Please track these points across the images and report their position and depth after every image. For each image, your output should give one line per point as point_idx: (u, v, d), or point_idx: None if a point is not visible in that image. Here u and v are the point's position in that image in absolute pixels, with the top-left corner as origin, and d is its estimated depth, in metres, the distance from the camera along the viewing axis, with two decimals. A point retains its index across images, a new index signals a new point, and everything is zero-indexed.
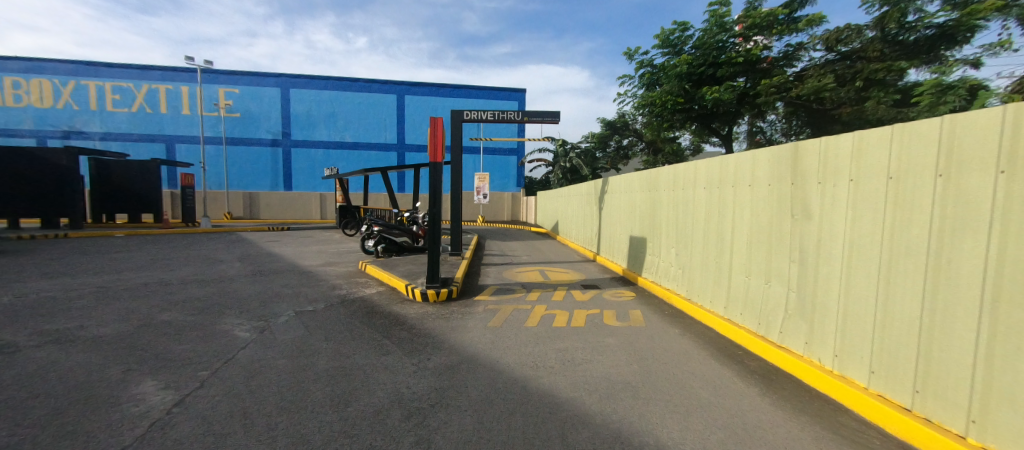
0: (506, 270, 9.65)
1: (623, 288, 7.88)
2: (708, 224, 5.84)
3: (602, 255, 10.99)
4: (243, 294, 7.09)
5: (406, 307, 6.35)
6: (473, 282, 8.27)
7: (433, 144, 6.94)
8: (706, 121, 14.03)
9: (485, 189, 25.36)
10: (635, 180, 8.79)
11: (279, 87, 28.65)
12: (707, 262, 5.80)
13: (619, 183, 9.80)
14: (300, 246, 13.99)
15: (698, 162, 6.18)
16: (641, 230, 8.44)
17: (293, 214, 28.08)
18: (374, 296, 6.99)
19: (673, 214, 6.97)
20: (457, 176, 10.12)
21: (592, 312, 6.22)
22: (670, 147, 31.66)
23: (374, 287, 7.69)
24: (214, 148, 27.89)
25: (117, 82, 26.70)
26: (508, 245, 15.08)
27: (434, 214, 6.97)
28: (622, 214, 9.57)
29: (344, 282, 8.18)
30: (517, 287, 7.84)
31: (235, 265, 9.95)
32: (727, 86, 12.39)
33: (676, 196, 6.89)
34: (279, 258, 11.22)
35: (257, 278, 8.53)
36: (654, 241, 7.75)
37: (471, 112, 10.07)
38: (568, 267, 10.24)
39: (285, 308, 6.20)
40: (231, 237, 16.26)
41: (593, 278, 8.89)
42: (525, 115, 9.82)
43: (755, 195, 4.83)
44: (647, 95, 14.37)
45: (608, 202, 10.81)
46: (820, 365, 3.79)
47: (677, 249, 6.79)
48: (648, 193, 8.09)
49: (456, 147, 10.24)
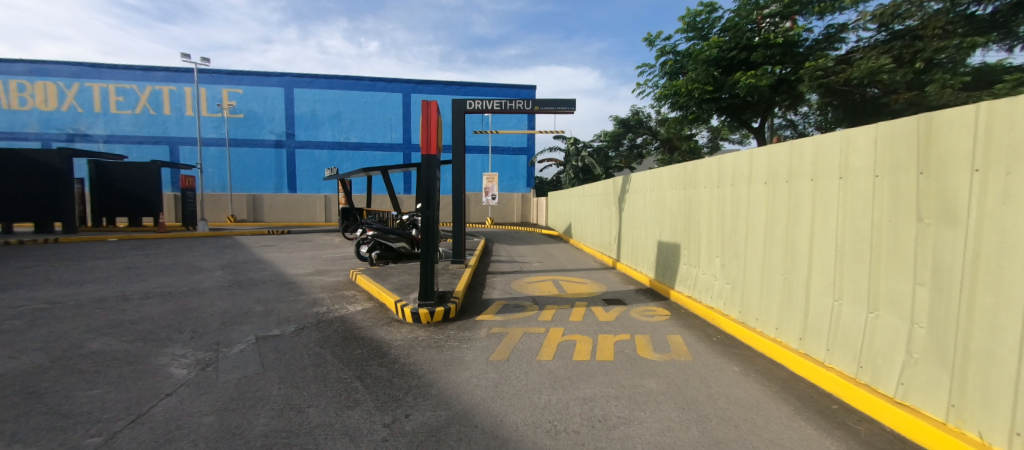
0: (516, 280, 8.48)
1: (653, 303, 6.68)
2: (771, 230, 4.64)
3: (623, 262, 9.82)
4: (205, 311, 5.99)
5: (392, 331, 5.21)
6: (476, 295, 7.12)
7: (426, 132, 5.74)
8: (736, 113, 12.72)
9: (494, 189, 24.30)
10: (664, 176, 7.63)
11: (283, 86, 27.90)
12: (771, 277, 4.61)
13: (644, 180, 8.60)
14: (294, 252, 12.93)
15: (755, 151, 4.97)
16: (672, 234, 7.27)
17: (298, 216, 27.23)
18: (357, 315, 5.85)
19: (718, 216, 5.76)
20: (460, 173, 8.98)
21: (622, 339, 5.01)
22: (687, 145, 30.51)
23: (361, 303, 6.56)
24: (218, 150, 27.20)
25: (120, 84, 26.16)
26: (518, 249, 13.93)
27: (429, 216, 5.81)
28: (647, 216, 8.38)
29: (329, 295, 7.07)
30: (528, 303, 6.66)
31: (214, 275, 8.89)
32: (763, 72, 10.98)
33: (720, 194, 5.70)
34: (265, 266, 10.14)
35: (231, 290, 7.43)
36: (690, 248, 6.58)
37: (475, 101, 8.90)
38: (585, 276, 9.03)
39: (245, 333, 5.07)
40: (225, 243, 15.33)
41: (616, 289, 7.70)
42: (536, 103, 8.64)
43: (848, 191, 3.60)
44: (669, 84, 13.05)
45: (629, 203, 9.63)
46: (980, 442, 2.56)
47: (724, 259, 5.59)
48: (681, 191, 6.90)
49: (459, 142, 9.09)
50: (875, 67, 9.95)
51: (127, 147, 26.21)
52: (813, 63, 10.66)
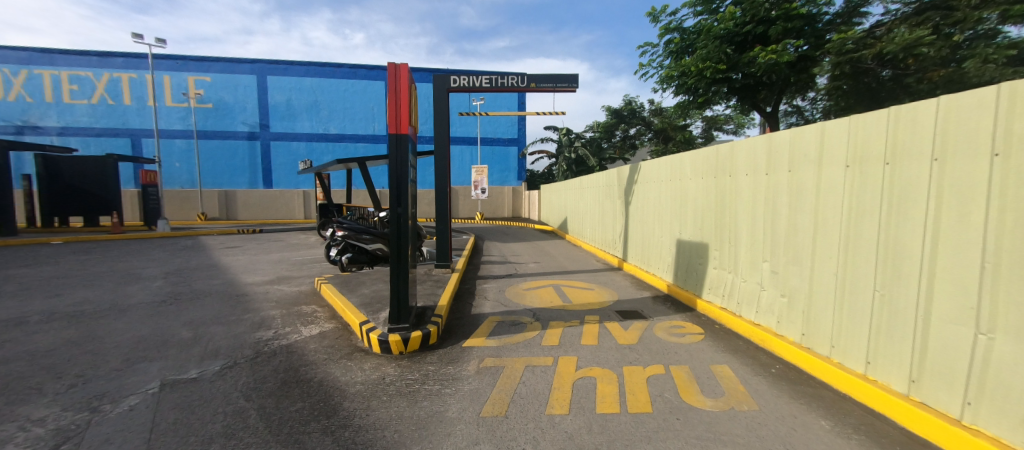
0: (511, 287, 7.24)
1: (678, 316, 5.49)
2: (858, 229, 3.47)
3: (632, 263, 8.65)
4: (112, 341, 4.65)
5: (353, 368, 3.93)
6: (465, 310, 5.86)
7: (393, 105, 4.38)
8: (749, 95, 11.50)
9: (483, 183, 23.00)
10: (685, 164, 6.43)
11: (255, 74, 26.14)
12: (858, 293, 3.46)
13: (658, 169, 7.42)
14: (258, 255, 11.51)
15: (827, 125, 3.80)
16: (697, 233, 6.08)
17: (274, 214, 25.66)
18: (311, 343, 4.56)
19: (767, 210, 4.58)
20: (444, 163, 7.71)
21: (656, 374, 3.79)
22: (681, 135, 29.71)
23: (320, 324, 5.25)
24: (185, 143, 25.36)
25: (74, 71, 24.23)
26: (510, 247, 12.70)
27: (401, 214, 4.48)
28: (662, 210, 7.20)
29: (282, 313, 5.73)
30: (528, 319, 5.41)
31: (151, 287, 7.49)
32: (784, 47, 9.80)
33: (771, 183, 4.52)
34: (218, 273, 8.73)
35: (162, 308, 6.06)
36: (723, 249, 5.42)
37: (460, 78, 7.52)
38: (589, 281, 7.84)
39: (148, 377, 3.74)
40: (186, 244, 13.85)
41: (630, 298, 6.51)
42: (531, 80, 7.40)
43: (1015, 173, 2.44)
44: (675, 64, 11.85)
45: (638, 195, 8.43)
46: None
47: (776, 264, 4.45)
48: (710, 180, 5.73)
49: (442, 127, 7.73)
50: (911, 39, 8.86)
51: (85, 140, 24.29)
52: (840, 36, 9.52)
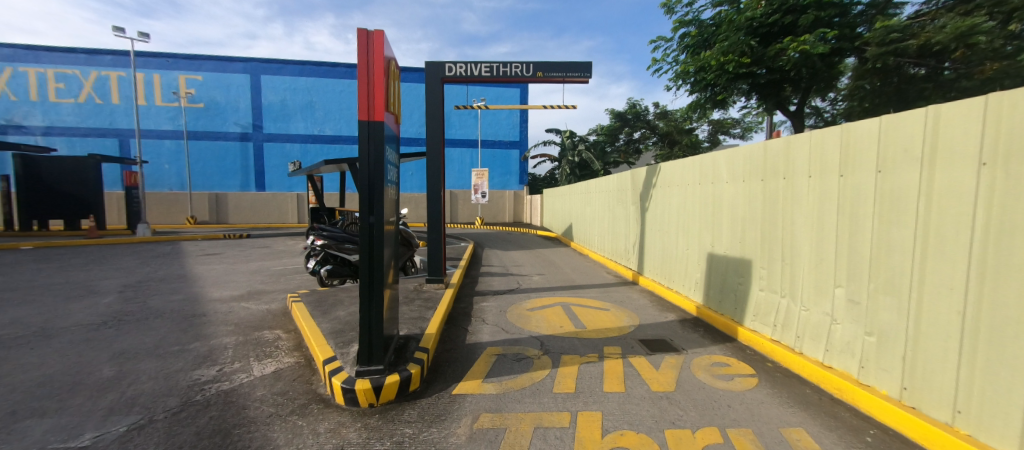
0: (513, 306, 6.23)
1: (717, 350, 4.49)
2: (1002, 252, 2.45)
3: (649, 277, 7.66)
4: (7, 382, 3.68)
5: (303, 432, 2.92)
6: (459, 337, 4.86)
7: (365, 84, 3.36)
8: (772, 93, 10.43)
9: (483, 186, 22.10)
10: (718, 164, 5.43)
11: (248, 73, 25.29)
12: (1002, 343, 2.44)
13: (683, 171, 6.44)
14: (236, 263, 10.55)
15: (942, 111, 2.78)
16: (736, 247, 5.06)
17: (267, 217, 24.77)
18: (260, 388, 3.56)
19: (839, 222, 3.56)
20: (438, 162, 6.72)
21: (713, 445, 2.77)
22: (687, 139, 28.89)
23: (279, 358, 4.26)
24: (175, 144, 24.50)
25: (60, 69, 23.69)
26: (512, 256, 11.70)
27: (374, 223, 3.48)
28: (688, 219, 6.21)
29: (237, 342, 4.73)
30: (535, 351, 4.40)
31: (99, 303, 6.55)
32: (820, 35, 8.72)
33: (845, 187, 3.50)
34: (183, 287, 7.74)
35: (96, 333, 5.08)
36: (774, 268, 4.40)
37: (456, 65, 6.44)
38: (602, 299, 6.83)
39: (21, 446, 2.76)
40: (165, 251, 12.97)
41: (654, 322, 5.50)
42: (538, 68, 6.43)
43: None
44: (691, 59, 10.90)
45: (657, 201, 7.43)
46: None
47: (855, 293, 3.43)
48: (753, 185, 4.72)
49: (434, 122, 6.58)
50: (964, 27, 7.83)
51: (71, 140, 23.68)
52: (883, 25, 8.58)
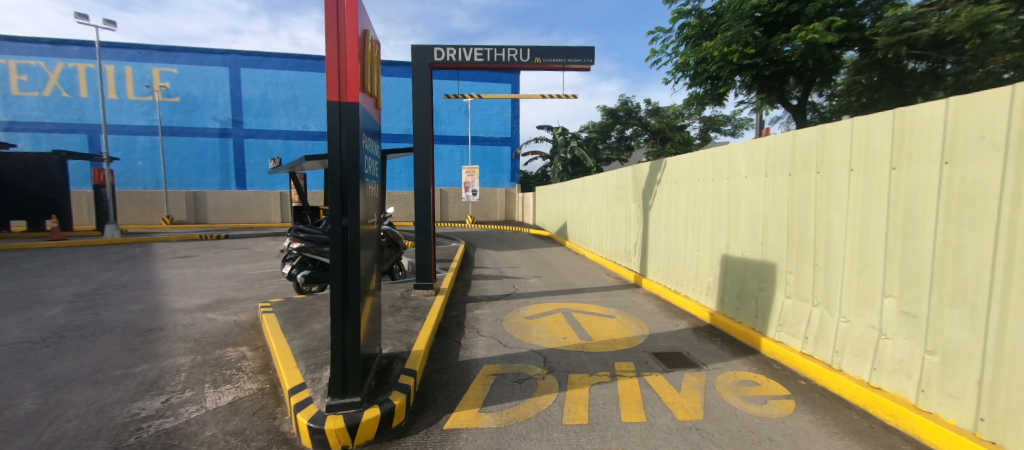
0: (510, 315, 5.67)
1: (741, 364, 3.99)
2: None
3: (654, 279, 7.17)
4: None
5: None
6: (450, 353, 4.30)
7: (334, 54, 2.74)
8: (775, 85, 10.00)
9: (474, 184, 21.52)
10: (735, 158, 4.91)
11: (227, 66, 24.24)
12: None
13: (693, 166, 5.93)
14: (209, 267, 9.84)
15: None
16: (756, 249, 4.55)
17: (248, 217, 23.85)
18: (210, 427, 2.96)
19: (891, 221, 3.05)
20: (426, 156, 6.12)
21: None
22: (679, 136, 28.65)
23: (239, 383, 3.66)
24: (149, 140, 23.43)
25: (24, 60, 22.47)
26: (505, 257, 11.15)
27: (347, 226, 2.87)
28: (700, 218, 5.69)
29: (192, 364, 4.11)
30: (538, 370, 3.86)
31: (44, 316, 5.85)
32: (829, 22, 8.32)
33: (899, 181, 2.99)
34: (145, 295, 7.06)
35: (29, 353, 4.42)
36: (804, 273, 3.89)
37: (446, 50, 5.84)
38: (606, 304, 6.31)
39: None
40: (134, 253, 12.17)
41: (665, 331, 5.00)
42: (535, 53, 5.89)
43: None
44: (692, 51, 10.46)
45: (663, 198, 6.93)
46: None
47: (912, 303, 2.90)
48: (779, 179, 4.19)
49: (422, 113, 5.99)
50: (981, 14, 7.42)
51: (37, 137, 22.51)
52: (894, 12, 8.20)
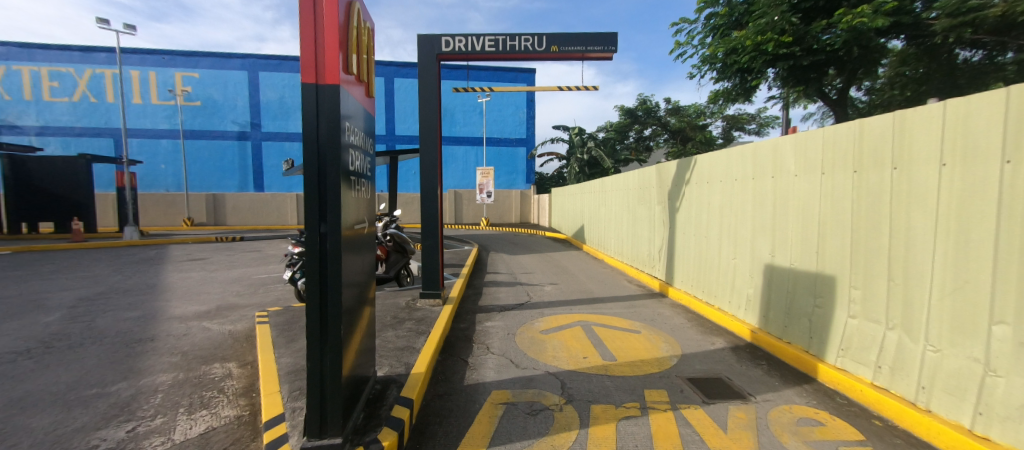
0: (523, 328, 5.15)
1: (797, 396, 3.37)
2: None
3: (682, 289, 6.57)
4: None
5: None
6: (454, 375, 3.80)
7: (311, 29, 2.28)
8: (812, 77, 9.21)
9: (489, 185, 21.14)
10: (782, 153, 4.29)
11: (246, 70, 24.49)
12: None
13: (728, 163, 5.30)
14: (217, 270, 9.61)
15: None
16: (809, 259, 3.94)
17: (266, 219, 23.91)
18: None
19: (1004, 230, 2.43)
20: (433, 155, 5.67)
21: None
22: (701, 136, 27.79)
23: (216, 409, 3.22)
24: (171, 144, 23.77)
25: (54, 67, 23.05)
26: (520, 261, 10.65)
27: (327, 235, 2.40)
28: (738, 222, 5.08)
29: (173, 382, 3.72)
30: (555, 399, 3.33)
31: (38, 323, 5.59)
32: (878, 4, 7.59)
33: (1015, 180, 2.37)
34: (145, 300, 6.78)
35: (7, 367, 4.10)
36: (874, 289, 3.28)
37: (455, 39, 5.39)
38: (629, 317, 5.72)
39: None
40: (147, 256, 12.07)
41: (700, 351, 4.40)
42: (552, 41, 5.38)
43: None
44: (719, 42, 9.78)
45: (692, 200, 6.32)
46: None
47: None
48: (840, 178, 3.58)
49: (428, 108, 5.55)
50: None
51: (66, 141, 23.09)
52: None
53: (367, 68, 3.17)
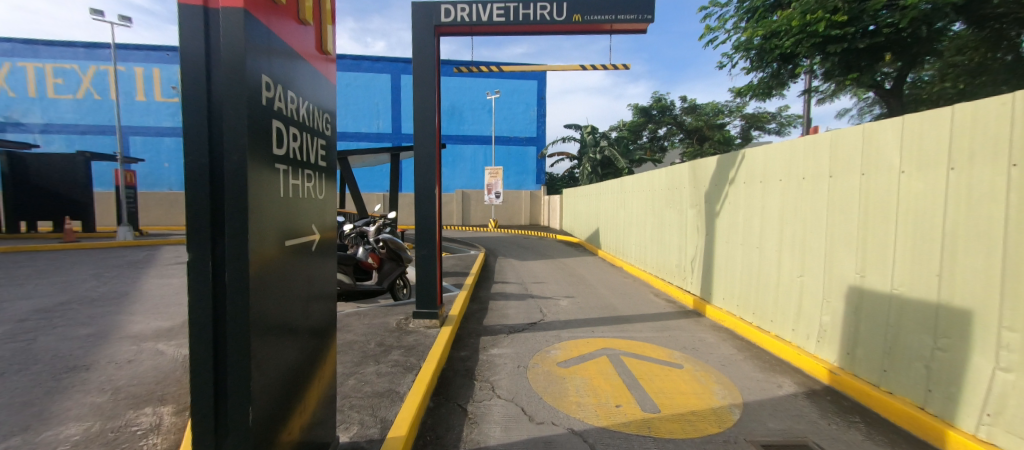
0: (537, 358, 4.21)
1: None
2: None
3: (723, 308, 5.59)
4: None
5: None
6: (445, 433, 2.86)
7: None
8: (865, 65, 8.08)
9: (498, 186, 20.24)
10: (878, 142, 3.27)
11: None
12: None
13: (795, 156, 4.26)
14: None
15: None
16: (922, 283, 2.90)
17: None
18: None
19: None
20: (429, 148, 4.74)
21: None
22: (719, 135, 26.64)
23: None
24: (175, 142, 23.30)
25: (58, 63, 22.66)
26: (530, 268, 9.71)
27: (225, 255, 1.43)
28: (807, 231, 4.05)
29: (79, 440, 2.85)
30: None
31: None
32: None
33: None
34: (107, 314, 5.98)
35: None
36: None
37: (456, 7, 4.46)
38: (663, 343, 4.74)
39: None
40: (135, 258, 11.36)
41: (767, 398, 3.41)
42: (574, 8, 4.44)
43: None
44: (757, 25, 8.73)
45: (738, 203, 5.32)
46: None
47: None
48: (986, 173, 2.52)
49: (425, 93, 4.66)
50: None
51: (70, 138, 22.75)
52: None
53: (318, 10, 2.09)
